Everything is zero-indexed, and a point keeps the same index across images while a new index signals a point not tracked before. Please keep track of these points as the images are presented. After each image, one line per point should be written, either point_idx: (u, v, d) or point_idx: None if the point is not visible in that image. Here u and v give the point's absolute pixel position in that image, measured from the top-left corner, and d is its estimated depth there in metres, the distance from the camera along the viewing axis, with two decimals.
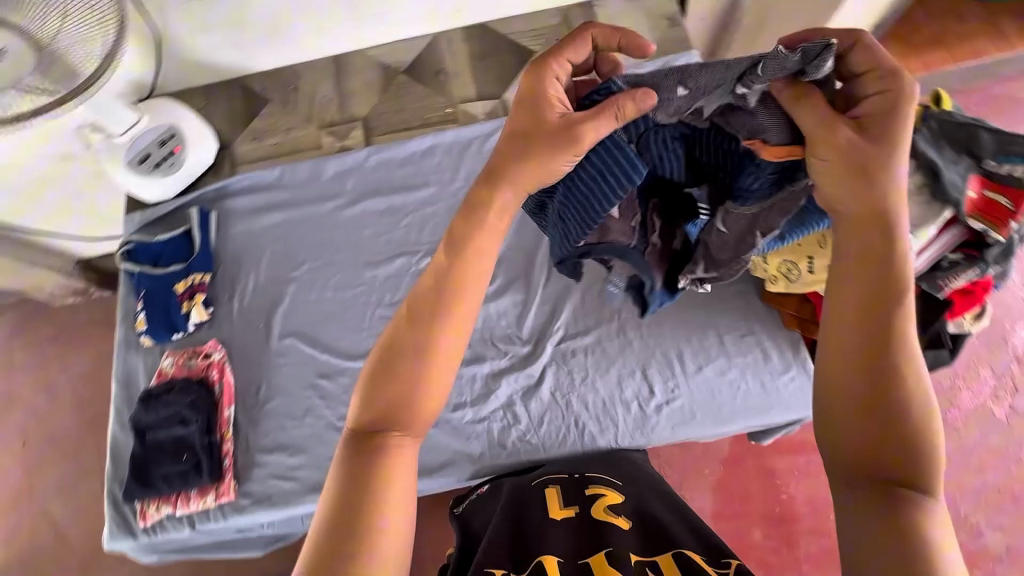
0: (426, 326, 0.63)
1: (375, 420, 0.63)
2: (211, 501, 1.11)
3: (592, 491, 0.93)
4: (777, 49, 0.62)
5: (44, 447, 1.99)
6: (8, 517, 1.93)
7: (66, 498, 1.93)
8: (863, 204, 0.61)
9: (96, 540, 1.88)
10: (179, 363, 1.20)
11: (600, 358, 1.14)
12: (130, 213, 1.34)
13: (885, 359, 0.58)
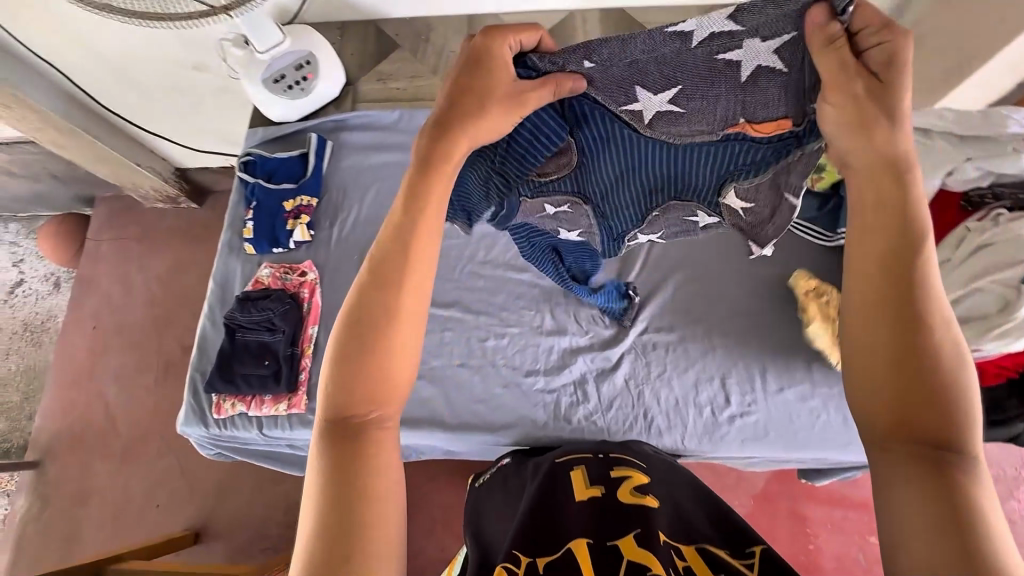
0: (381, 295, 0.57)
1: (343, 409, 0.55)
2: (283, 409, 1.15)
3: (618, 474, 0.84)
4: (748, 17, 0.58)
5: (111, 332, 2.13)
6: (70, 390, 2.07)
7: (123, 383, 2.06)
8: (872, 151, 0.54)
9: (142, 428, 2.00)
10: (275, 275, 1.25)
11: (681, 356, 1.13)
12: (254, 127, 1.42)
13: (910, 312, 0.51)
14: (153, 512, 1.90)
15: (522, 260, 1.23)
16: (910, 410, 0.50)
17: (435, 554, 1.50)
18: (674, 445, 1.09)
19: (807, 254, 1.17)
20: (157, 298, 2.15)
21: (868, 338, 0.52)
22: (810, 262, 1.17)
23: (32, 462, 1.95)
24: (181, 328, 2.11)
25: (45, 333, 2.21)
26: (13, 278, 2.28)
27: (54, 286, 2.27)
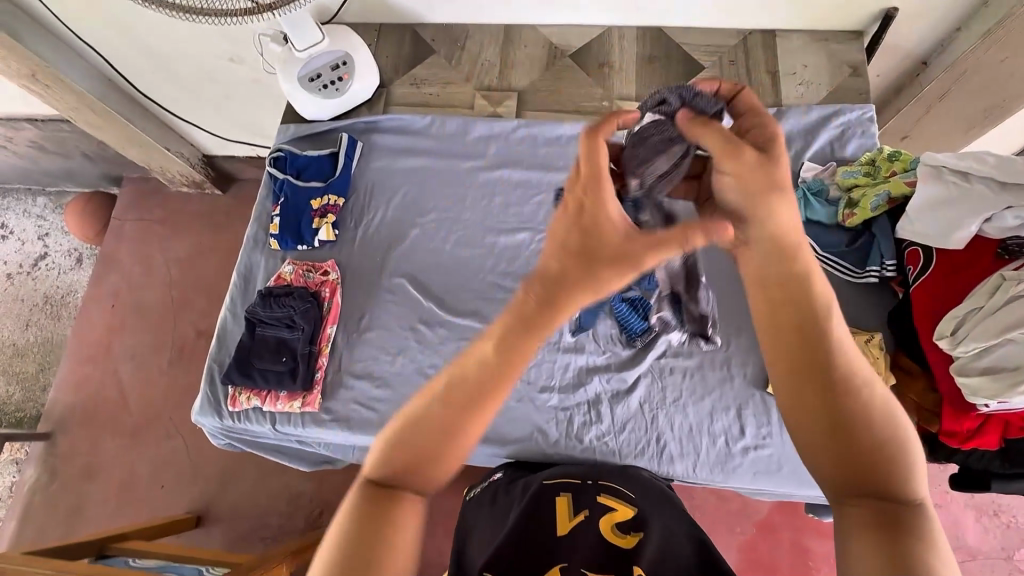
0: (454, 405, 0.56)
1: (389, 475, 0.56)
2: (296, 406, 1.16)
3: (605, 503, 0.84)
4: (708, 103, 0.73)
5: (128, 312, 2.16)
6: (85, 365, 2.10)
7: (137, 362, 2.09)
8: (769, 235, 0.61)
9: (152, 407, 2.03)
10: (298, 273, 1.26)
11: (697, 383, 1.13)
12: (287, 124, 1.43)
13: (827, 380, 0.57)
14: (157, 493, 1.92)
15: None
16: (849, 471, 0.54)
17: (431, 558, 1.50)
18: (684, 472, 1.08)
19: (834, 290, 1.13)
20: (175, 281, 2.18)
21: (805, 411, 0.58)
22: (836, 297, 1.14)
23: (43, 435, 1.98)
24: (197, 312, 2.14)
25: (65, 308, 2.25)
26: (37, 252, 2.32)
27: (76, 261, 2.31)
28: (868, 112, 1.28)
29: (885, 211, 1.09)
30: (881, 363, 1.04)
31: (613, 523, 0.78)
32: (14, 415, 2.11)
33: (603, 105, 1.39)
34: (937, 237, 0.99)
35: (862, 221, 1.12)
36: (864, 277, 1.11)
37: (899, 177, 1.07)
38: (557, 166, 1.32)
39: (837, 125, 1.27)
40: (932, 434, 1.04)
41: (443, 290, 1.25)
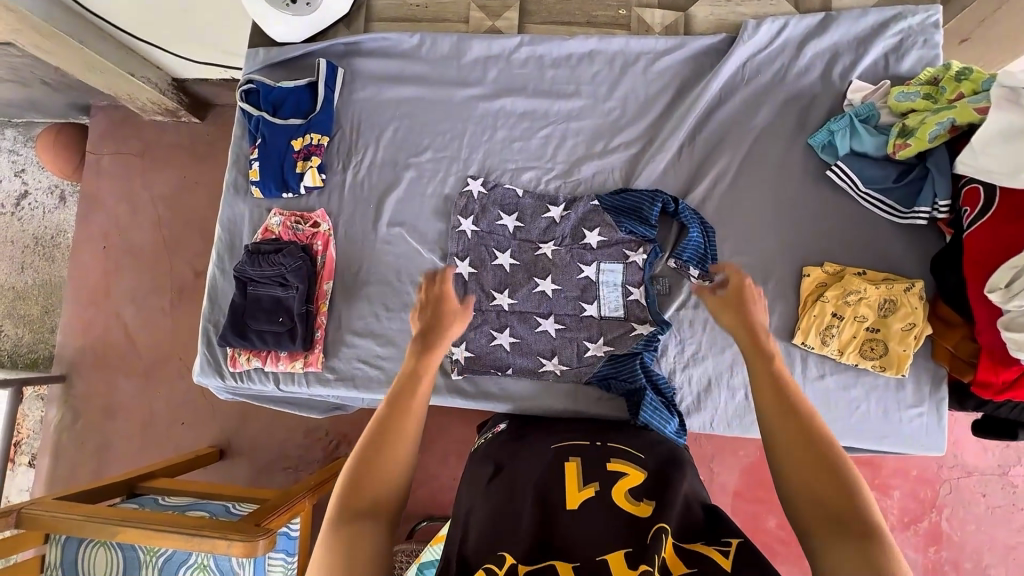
0: (388, 412, 0.73)
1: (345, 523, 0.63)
2: (299, 366, 1.12)
3: (614, 466, 0.80)
4: (637, 257, 1.08)
5: (120, 252, 2.07)
6: (87, 308, 2.06)
7: (136, 304, 2.05)
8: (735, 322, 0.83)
9: (161, 348, 2.02)
10: (286, 225, 1.16)
11: (718, 335, 1.06)
12: (255, 47, 1.24)
13: (825, 443, 0.65)
14: (178, 430, 1.97)
15: (533, 252, 1.11)
16: (846, 510, 0.60)
17: (447, 484, 1.56)
18: (701, 426, 1.05)
19: (872, 230, 1.04)
20: (164, 219, 2.07)
21: (803, 467, 0.64)
22: (877, 239, 1.04)
23: (58, 378, 1.99)
24: (191, 250, 2.06)
25: (57, 249, 2.16)
26: (15, 189, 2.18)
27: (60, 199, 2.19)
28: (934, 15, 1.08)
29: (943, 142, 0.95)
30: (920, 312, 0.97)
31: (625, 488, 0.74)
32: (27, 357, 2.12)
33: (619, 14, 1.18)
34: (1003, 174, 0.86)
35: (916, 153, 0.98)
36: (910, 218, 1.00)
37: (966, 101, 0.92)
38: (568, 93, 1.16)
39: (894, 34, 1.09)
40: (962, 383, 0.99)
41: (443, 239, 1.15)
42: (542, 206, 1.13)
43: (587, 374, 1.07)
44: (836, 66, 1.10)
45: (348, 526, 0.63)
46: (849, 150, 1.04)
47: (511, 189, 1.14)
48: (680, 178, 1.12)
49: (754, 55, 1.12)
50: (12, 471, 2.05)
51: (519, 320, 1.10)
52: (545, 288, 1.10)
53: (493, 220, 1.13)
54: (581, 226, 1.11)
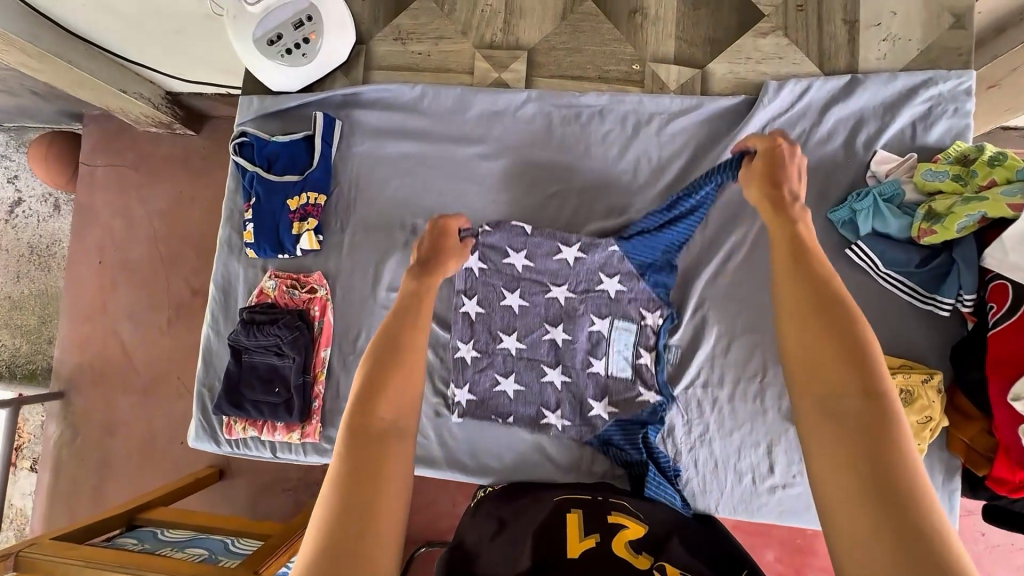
0: (394, 341, 0.70)
1: (360, 424, 0.60)
2: (296, 437, 1.09)
3: (614, 519, 0.80)
4: (649, 324, 1.03)
5: (116, 266, 1.98)
6: (83, 324, 1.98)
7: (135, 311, 1.97)
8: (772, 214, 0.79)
9: (158, 361, 1.94)
10: (281, 288, 1.12)
11: (726, 417, 1.03)
12: (249, 95, 1.18)
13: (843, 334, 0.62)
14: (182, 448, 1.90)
15: (542, 298, 1.06)
16: (849, 408, 0.57)
17: (449, 510, 1.53)
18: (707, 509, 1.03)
19: (891, 312, 1.00)
20: (160, 238, 1.98)
21: (816, 359, 0.62)
22: (896, 323, 1.00)
23: (56, 395, 1.92)
24: (188, 268, 1.97)
25: (53, 259, 2.08)
26: (9, 197, 2.09)
27: (54, 208, 2.10)
28: (967, 81, 1.02)
29: (972, 232, 0.90)
30: (938, 406, 0.94)
31: (624, 541, 0.74)
32: (26, 368, 2.05)
33: (632, 69, 1.12)
34: None
35: (942, 241, 0.93)
36: (932, 306, 0.97)
37: (998, 192, 0.87)
38: (576, 153, 1.11)
39: (923, 101, 1.03)
40: (975, 476, 0.97)
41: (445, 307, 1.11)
42: (555, 252, 1.04)
43: (586, 433, 1.05)
44: (860, 135, 1.04)
45: (368, 449, 0.58)
46: (871, 229, 0.99)
47: (522, 227, 1.04)
48: (695, 248, 1.07)
49: (773, 119, 1.06)
50: (14, 476, 1.99)
51: (526, 368, 1.07)
52: (555, 337, 1.06)
53: (497, 299, 1.07)
54: (597, 274, 1.04)
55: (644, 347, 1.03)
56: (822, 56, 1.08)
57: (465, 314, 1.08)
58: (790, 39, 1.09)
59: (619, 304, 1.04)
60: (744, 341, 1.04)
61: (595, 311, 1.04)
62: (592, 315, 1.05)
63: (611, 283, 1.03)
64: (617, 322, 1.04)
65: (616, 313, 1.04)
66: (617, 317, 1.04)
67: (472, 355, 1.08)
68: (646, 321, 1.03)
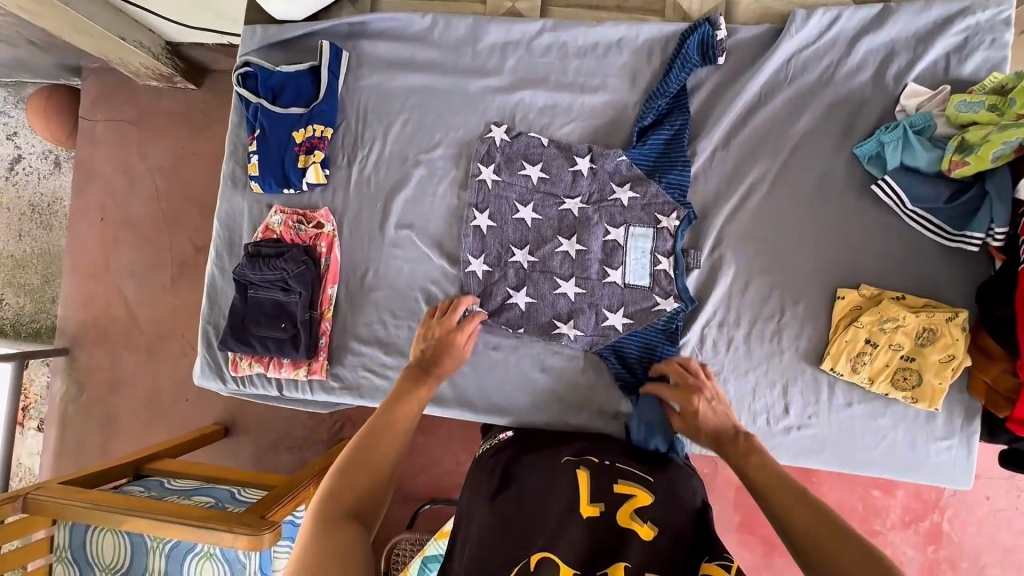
0: (373, 428, 0.73)
1: (336, 504, 0.63)
2: (302, 374, 1.07)
3: (622, 487, 0.77)
4: (669, 224, 1.01)
5: (118, 221, 1.89)
6: (85, 282, 1.89)
7: (135, 268, 1.88)
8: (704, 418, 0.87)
9: (161, 315, 1.86)
10: (287, 224, 1.09)
11: (741, 358, 1.01)
12: (252, 24, 1.13)
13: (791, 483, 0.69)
14: (185, 406, 1.85)
15: (555, 209, 1.05)
16: (828, 542, 0.61)
17: (451, 469, 1.52)
18: None
19: (915, 250, 0.98)
20: (162, 192, 1.88)
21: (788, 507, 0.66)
22: (919, 260, 0.98)
23: (61, 351, 1.85)
24: (190, 226, 1.88)
25: (55, 218, 1.97)
26: (9, 154, 1.97)
27: (54, 166, 1.98)
28: (1007, 9, 0.97)
29: (1007, 161, 0.88)
30: (961, 345, 0.91)
31: (630, 510, 0.72)
32: (30, 326, 1.96)
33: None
34: None
35: (975, 172, 0.90)
36: (960, 242, 0.93)
37: None
38: (593, 85, 1.06)
39: (958, 31, 0.98)
40: (996, 418, 0.95)
41: (455, 245, 1.08)
42: (568, 159, 1.04)
43: (598, 343, 1.03)
44: (891, 67, 1.00)
45: (329, 538, 0.59)
46: (899, 163, 0.95)
47: (537, 137, 1.05)
48: (715, 185, 1.03)
49: (799, 50, 1.01)
50: (21, 436, 1.95)
51: (539, 279, 1.04)
52: (567, 248, 1.04)
53: (509, 212, 1.05)
54: (609, 182, 1.03)
55: (652, 253, 1.01)
56: None
57: (477, 227, 1.06)
58: None
59: (635, 207, 1.02)
60: (762, 281, 1.01)
61: (610, 215, 1.03)
62: (607, 221, 1.03)
63: (626, 190, 1.02)
64: (633, 226, 1.02)
65: (631, 219, 1.03)
66: (632, 220, 1.02)
67: (484, 269, 1.06)
68: (663, 221, 1.01)
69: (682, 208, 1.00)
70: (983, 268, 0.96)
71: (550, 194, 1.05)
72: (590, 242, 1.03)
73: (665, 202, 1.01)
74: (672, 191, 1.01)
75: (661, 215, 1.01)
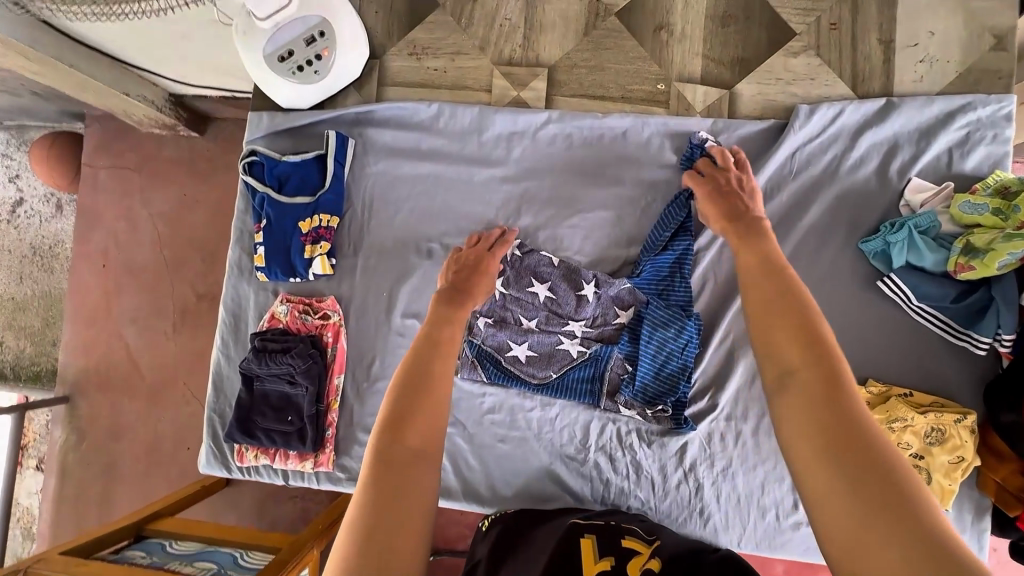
0: (413, 360, 0.69)
1: (402, 434, 0.61)
2: (309, 466, 1.07)
3: (629, 543, 0.78)
4: (668, 362, 1.00)
5: (122, 270, 1.87)
6: (87, 328, 1.87)
7: (137, 317, 1.86)
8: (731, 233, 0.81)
9: (165, 359, 1.84)
10: (293, 314, 1.09)
11: (749, 452, 1.01)
12: (259, 111, 1.14)
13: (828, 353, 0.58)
14: (186, 454, 1.80)
15: (557, 329, 1.04)
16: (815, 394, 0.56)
17: None
18: (728, 544, 1.01)
19: (923, 346, 0.98)
20: (164, 240, 1.87)
21: (800, 362, 0.59)
22: (924, 355, 0.98)
23: (61, 400, 1.82)
24: (194, 272, 1.85)
25: (56, 260, 1.96)
26: (11, 197, 1.96)
27: (56, 209, 1.97)
28: (1009, 107, 0.98)
29: (1013, 269, 0.89)
30: (970, 447, 0.91)
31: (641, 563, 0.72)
32: (30, 370, 1.95)
33: (657, 89, 1.08)
34: None
35: (980, 276, 0.91)
36: (966, 342, 0.94)
37: None
38: (599, 177, 1.07)
39: (960, 127, 0.99)
40: (1007, 516, 0.94)
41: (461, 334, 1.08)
42: (575, 279, 1.03)
43: (604, 427, 1.04)
44: (894, 161, 1.00)
45: (393, 467, 0.59)
46: (905, 262, 0.96)
47: (548, 256, 1.05)
48: (722, 273, 1.04)
49: (804, 143, 1.02)
50: (22, 474, 1.91)
51: (536, 375, 1.04)
52: (569, 347, 1.04)
53: (513, 307, 1.05)
54: (613, 307, 1.03)
55: (645, 380, 1.01)
56: (856, 78, 1.04)
57: (476, 324, 1.05)
58: (822, 59, 1.05)
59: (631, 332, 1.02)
60: None
61: (611, 335, 1.03)
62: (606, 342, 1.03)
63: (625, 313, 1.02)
64: (627, 355, 1.03)
65: (626, 346, 1.02)
66: (628, 349, 1.02)
67: (487, 359, 1.05)
68: (662, 359, 1.00)
69: (684, 349, 0.99)
70: (989, 365, 0.96)
71: (553, 298, 1.04)
72: (585, 361, 1.03)
73: (668, 340, 0.99)
74: (676, 330, 0.99)
75: (662, 351, 1.00)
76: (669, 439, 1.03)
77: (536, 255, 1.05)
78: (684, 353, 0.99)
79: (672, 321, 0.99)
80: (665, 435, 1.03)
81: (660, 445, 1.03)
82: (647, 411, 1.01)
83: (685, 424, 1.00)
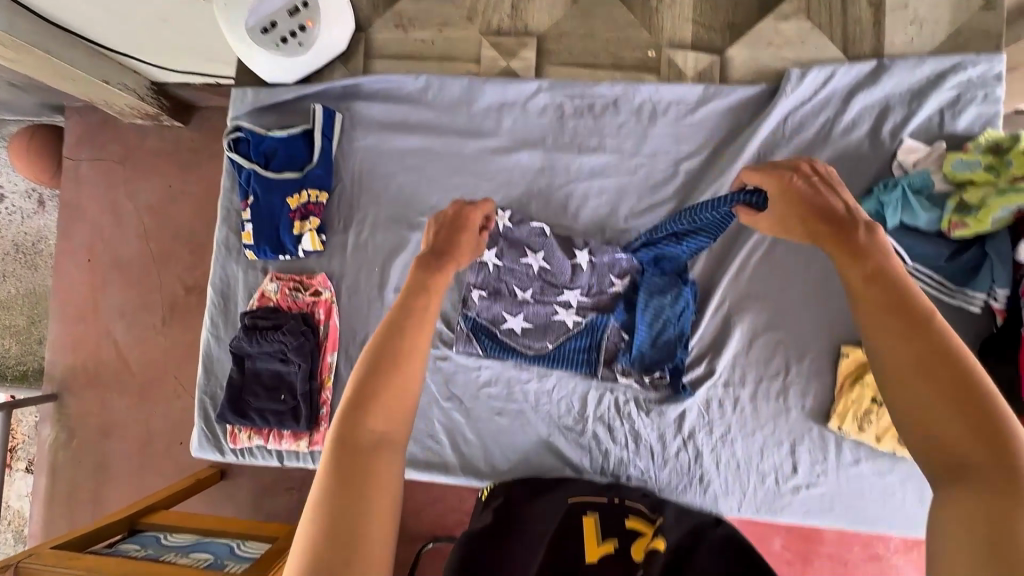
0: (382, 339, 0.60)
1: (369, 427, 0.55)
2: (304, 445, 1.06)
3: (632, 523, 0.79)
4: (666, 328, 0.99)
5: (107, 262, 1.84)
6: (73, 324, 1.83)
7: (125, 311, 1.83)
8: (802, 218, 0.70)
9: (154, 355, 1.81)
10: (283, 292, 1.07)
11: (748, 418, 1.01)
12: (243, 87, 1.11)
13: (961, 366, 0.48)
14: (179, 449, 1.78)
15: (552, 299, 1.02)
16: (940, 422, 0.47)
17: None
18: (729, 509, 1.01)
19: None
20: (150, 231, 1.83)
21: (922, 381, 0.49)
22: None
23: (50, 397, 1.79)
24: (181, 264, 1.82)
25: (40, 256, 1.91)
26: None
27: (38, 204, 1.92)
28: (999, 66, 0.98)
29: (1004, 226, 0.90)
30: None
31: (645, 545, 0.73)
32: (16, 369, 1.91)
33: (647, 57, 1.07)
34: None
35: (972, 234, 0.92)
36: (961, 299, 0.94)
37: None
38: (591, 146, 1.06)
39: (951, 87, 0.99)
40: None
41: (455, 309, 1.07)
42: (569, 248, 1.02)
43: (601, 398, 1.03)
44: (886, 123, 1.00)
45: (354, 458, 0.53)
46: (898, 222, 0.96)
47: (540, 225, 1.03)
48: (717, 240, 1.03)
49: (797, 107, 1.01)
50: (11, 477, 1.88)
51: (532, 346, 1.03)
52: (565, 317, 1.02)
53: (507, 278, 1.03)
54: (608, 275, 1.01)
55: (642, 347, 1.01)
56: (846, 41, 1.03)
57: (471, 296, 1.04)
58: (812, 22, 1.04)
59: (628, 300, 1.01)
60: (766, 340, 1.01)
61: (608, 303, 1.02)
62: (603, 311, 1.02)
63: (620, 280, 1.01)
64: (623, 322, 1.02)
65: (622, 314, 1.01)
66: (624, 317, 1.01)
67: (481, 331, 1.04)
68: (659, 325, 0.99)
69: (681, 314, 0.99)
70: (985, 322, 0.95)
71: (547, 268, 1.02)
72: (582, 331, 1.02)
73: (664, 305, 0.99)
74: (673, 295, 0.98)
75: (659, 317, 0.99)
76: (668, 406, 1.02)
77: (529, 224, 1.03)
78: (681, 319, 0.99)
79: (668, 287, 0.98)
80: (663, 402, 1.02)
81: (658, 413, 1.02)
82: (645, 377, 1.01)
83: (683, 390, 1.00)
